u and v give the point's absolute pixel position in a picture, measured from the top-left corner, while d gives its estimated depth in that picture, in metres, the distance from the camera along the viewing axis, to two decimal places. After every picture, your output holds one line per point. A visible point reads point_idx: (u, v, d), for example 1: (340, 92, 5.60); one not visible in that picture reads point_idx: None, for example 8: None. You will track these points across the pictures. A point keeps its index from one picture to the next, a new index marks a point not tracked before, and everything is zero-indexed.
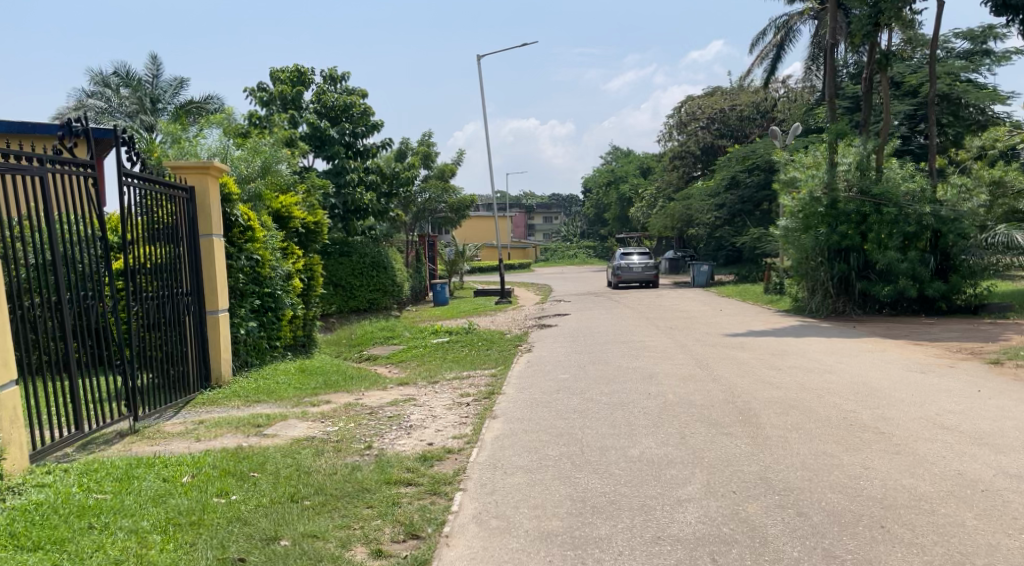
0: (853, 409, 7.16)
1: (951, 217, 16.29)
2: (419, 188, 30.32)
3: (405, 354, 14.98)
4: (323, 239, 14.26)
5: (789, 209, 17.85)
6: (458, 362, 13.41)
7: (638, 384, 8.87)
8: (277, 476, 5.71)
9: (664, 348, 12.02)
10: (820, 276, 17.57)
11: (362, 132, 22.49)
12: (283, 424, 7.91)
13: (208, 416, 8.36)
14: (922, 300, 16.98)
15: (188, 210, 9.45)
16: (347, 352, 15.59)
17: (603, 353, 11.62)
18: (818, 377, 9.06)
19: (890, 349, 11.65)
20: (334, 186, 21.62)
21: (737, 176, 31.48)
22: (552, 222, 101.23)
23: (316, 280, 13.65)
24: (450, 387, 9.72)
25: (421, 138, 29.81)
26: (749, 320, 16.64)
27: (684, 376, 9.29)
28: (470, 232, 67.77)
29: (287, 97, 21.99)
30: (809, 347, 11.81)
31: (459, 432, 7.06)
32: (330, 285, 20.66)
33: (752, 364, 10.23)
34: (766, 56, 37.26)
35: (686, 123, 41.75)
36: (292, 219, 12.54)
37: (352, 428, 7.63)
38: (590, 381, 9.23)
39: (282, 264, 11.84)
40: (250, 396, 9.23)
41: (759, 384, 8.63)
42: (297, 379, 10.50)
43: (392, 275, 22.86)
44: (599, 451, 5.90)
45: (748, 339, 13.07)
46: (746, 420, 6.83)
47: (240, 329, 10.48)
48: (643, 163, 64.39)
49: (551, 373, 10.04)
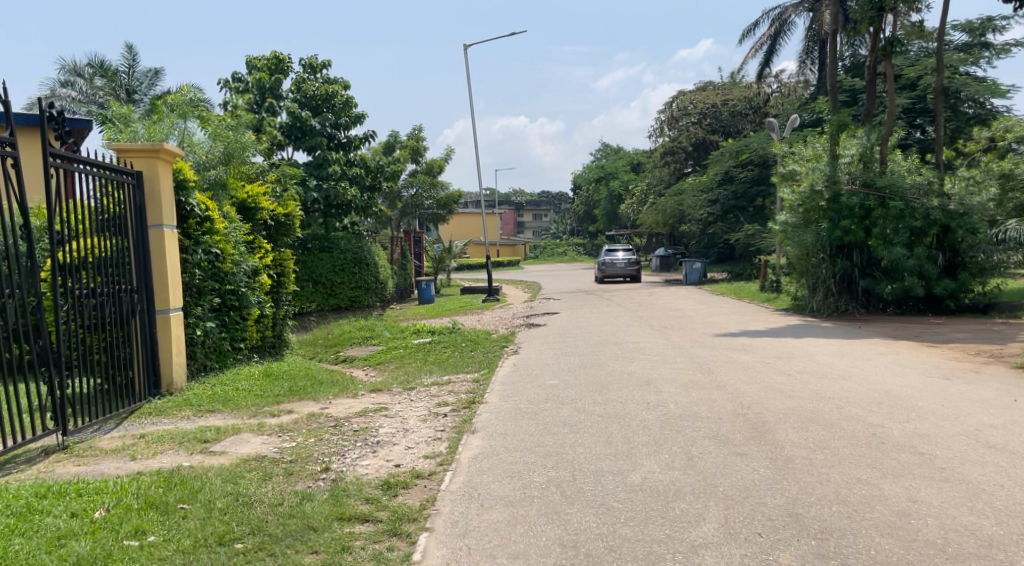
0: (882, 422, 6.31)
1: (960, 212, 15.50)
2: (405, 182, 29.26)
3: (384, 355, 14.06)
4: (296, 233, 13.29)
5: (789, 203, 17.12)
6: (439, 365, 12.49)
7: (634, 391, 8.00)
8: (209, 510, 4.78)
9: (661, 350, 11.16)
10: (821, 274, 16.76)
11: (345, 123, 21.56)
12: (234, 440, 6.99)
13: (151, 429, 7.41)
14: (928, 299, 16.19)
15: (136, 198, 8.47)
16: (322, 354, 14.65)
17: (595, 356, 10.75)
18: (834, 385, 8.21)
19: (905, 351, 10.81)
20: (314, 179, 20.58)
21: (730, 171, 30.86)
22: (542, 220, 100.35)
23: (287, 277, 12.67)
24: (428, 395, 8.80)
25: (410, 132, 28.62)
26: (747, 319, 15.83)
27: (685, 382, 8.43)
28: (458, 229, 66.83)
29: (265, 86, 20.92)
30: (818, 350, 10.96)
31: (432, 451, 6.15)
32: (309, 281, 19.72)
33: (758, 369, 9.38)
34: (760, 49, 36.49)
35: (677, 118, 40.95)
36: (260, 210, 11.58)
37: (311, 444, 6.70)
38: (581, 388, 8.35)
39: (247, 259, 10.89)
40: (203, 406, 8.28)
41: (769, 392, 7.77)
42: (259, 384, 9.56)
43: (375, 272, 21.91)
44: (595, 477, 5.01)
45: (749, 340, 12.23)
46: (762, 436, 5.97)
47: (196, 330, 9.54)
48: (633, 159, 63.54)
49: (538, 379, 9.14)
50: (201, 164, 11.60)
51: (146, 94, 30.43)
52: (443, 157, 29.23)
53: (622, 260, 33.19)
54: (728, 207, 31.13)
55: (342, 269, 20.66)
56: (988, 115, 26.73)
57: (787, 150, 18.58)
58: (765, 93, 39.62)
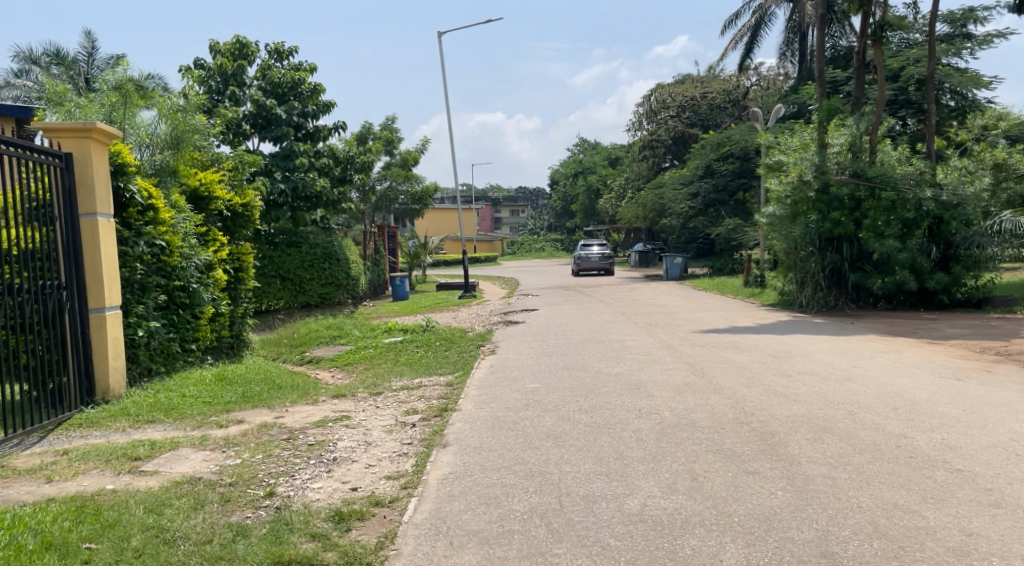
0: (905, 432, 5.59)
1: (953, 202, 14.92)
2: (379, 176, 28.32)
3: (352, 356, 13.19)
4: (256, 224, 12.38)
5: (776, 195, 16.48)
6: (410, 367, 11.65)
7: (623, 396, 7.24)
8: (119, 551, 3.95)
9: (647, 350, 10.42)
10: (811, 267, 16.15)
11: (313, 111, 20.57)
12: (171, 457, 6.13)
13: (78, 444, 6.52)
14: (920, 294, 15.65)
15: (65, 181, 7.56)
16: (287, 354, 13.76)
17: (577, 357, 9.99)
18: (841, 387, 7.50)
19: (907, 349, 10.14)
20: (281, 171, 19.40)
21: (711, 165, 30.63)
22: (520, 215, 99.41)
23: (246, 272, 11.79)
24: (395, 401, 7.98)
25: (383, 123, 27.70)
26: (735, 315, 15.15)
27: (679, 386, 7.68)
28: (434, 225, 65.87)
29: (228, 72, 19.91)
30: (814, 348, 10.27)
31: (395, 471, 5.34)
32: (276, 278, 19.20)
33: (755, 370, 8.66)
34: (739, 40, 35.94)
35: (656, 112, 40.45)
36: (214, 199, 10.70)
37: (257, 461, 5.86)
38: (565, 393, 7.57)
39: (199, 253, 10.05)
40: (142, 416, 7.40)
41: (772, 396, 7.04)
42: (210, 390, 8.68)
43: (347, 268, 21.12)
44: (586, 505, 4.24)
45: (740, 337, 11.52)
46: (773, 450, 5.22)
47: (138, 331, 8.65)
48: (611, 153, 62.86)
49: (517, 383, 8.35)
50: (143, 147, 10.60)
51: (93, 75, 28.35)
52: (418, 149, 28.25)
53: (597, 254, 33.50)
54: (709, 201, 30.36)
55: (312, 265, 19.96)
56: (970, 106, 26.26)
57: (773, 140, 17.94)
58: (744, 86, 39.11)
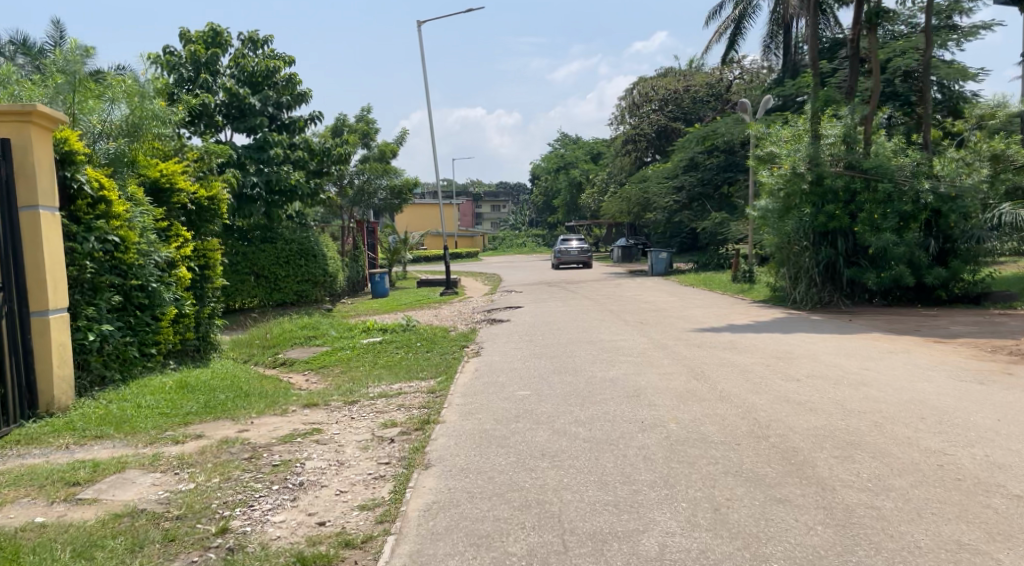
0: (944, 448, 5.00)
1: (952, 195, 14.35)
2: (356, 169, 27.41)
3: (328, 358, 12.48)
4: (223, 218, 11.60)
5: (769, 187, 15.90)
6: (390, 370, 10.96)
7: (623, 406, 6.62)
8: None
9: (642, 351, 9.82)
10: (804, 262, 15.59)
11: (288, 102, 19.74)
12: (116, 480, 5.41)
13: (11, 466, 5.77)
14: (917, 289, 15.19)
15: (1, 170, 6.78)
16: (258, 357, 13.01)
17: (569, 359, 9.36)
18: (857, 393, 6.92)
19: (916, 349, 9.59)
20: (255, 164, 18.41)
21: (695, 158, 29.92)
22: (501, 211, 98.49)
23: (213, 270, 11.02)
24: (373, 412, 7.29)
25: (360, 114, 26.86)
26: (728, 313, 14.57)
27: (681, 393, 7.06)
28: (415, 220, 64.85)
29: (200, 60, 19.06)
30: (817, 348, 9.70)
31: (369, 500, 4.65)
32: (249, 275, 18.53)
33: (760, 373, 8.07)
34: (724, 33, 35.44)
35: (640, 105, 39.94)
36: (176, 190, 9.98)
37: (213, 486, 5.16)
38: (558, 402, 6.92)
39: (159, 250, 9.31)
40: (89, 431, 6.65)
41: (785, 404, 6.45)
42: (170, 399, 7.94)
43: (324, 264, 20.41)
44: (594, 548, 3.61)
45: (738, 337, 10.93)
46: (800, 471, 4.61)
47: (88, 336, 7.90)
48: (593, 148, 62.29)
49: (505, 390, 7.69)
50: (94, 133, 9.79)
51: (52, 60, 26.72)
52: (396, 141, 27.44)
53: (576, 248, 34.85)
54: (695, 194, 30.05)
55: (287, 261, 19.35)
56: (956, 100, 25.85)
57: (763, 131, 17.40)
58: (728, 79, 38.55)
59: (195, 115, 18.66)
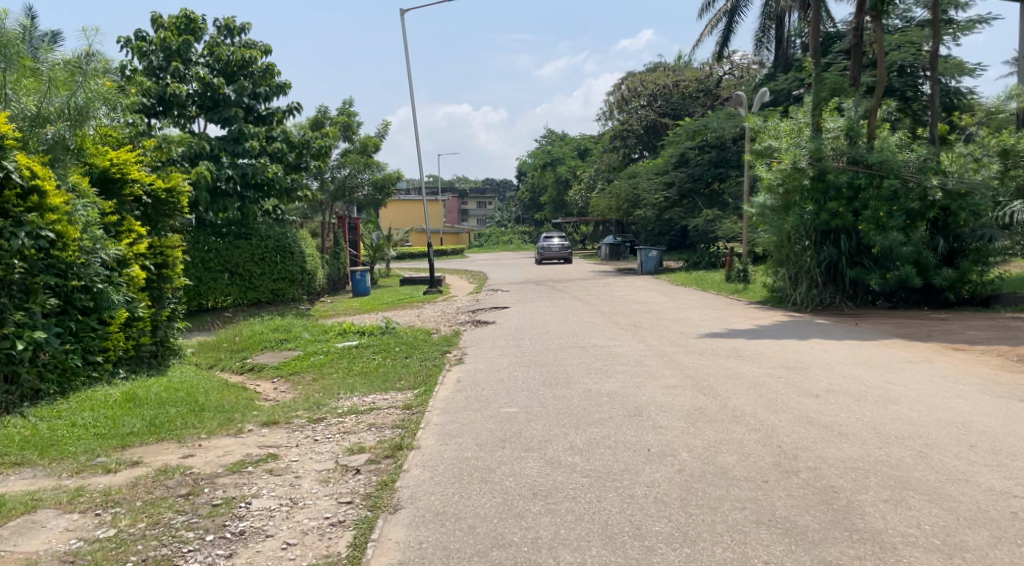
0: (1011, 489, 4.22)
1: (961, 192, 13.72)
2: (337, 163, 26.42)
3: (301, 363, 11.58)
4: (184, 212, 10.62)
5: (767, 183, 15.18)
6: (365, 378, 10.09)
7: (623, 429, 5.80)
8: None
9: (640, 360, 9.01)
10: (805, 263, 14.84)
11: (265, 93, 18.73)
12: (21, 525, 4.52)
13: None
14: (924, 291, 14.49)
15: None
16: (225, 362, 12.11)
17: (560, 368, 8.54)
18: (888, 413, 6.13)
19: (936, 357, 8.84)
20: (229, 156, 17.43)
21: (686, 153, 29.13)
22: (486, 208, 97.23)
23: (173, 268, 10.08)
24: (339, 433, 6.42)
25: (341, 106, 25.85)
26: (727, 315, 13.77)
27: (688, 412, 6.24)
28: (398, 217, 63.68)
29: (171, 47, 17.99)
30: (830, 357, 8.92)
31: (323, 558, 3.80)
32: (223, 272, 17.66)
33: (773, 386, 7.29)
34: (714, 27, 34.72)
35: (628, 100, 39.12)
36: (128, 181, 9.26)
37: (134, 535, 4.27)
38: (550, 423, 6.08)
39: (105, 248, 8.40)
40: (7, 458, 5.75)
41: (810, 427, 5.66)
42: (111, 416, 7.04)
43: (302, 261, 19.58)
44: None
45: (741, 343, 10.14)
46: (848, 521, 3.82)
47: (18, 345, 7.00)
48: (580, 144, 61.49)
49: (490, 407, 6.84)
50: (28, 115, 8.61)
51: None
52: (378, 134, 26.48)
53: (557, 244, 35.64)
54: (685, 190, 29.21)
55: (263, 258, 18.49)
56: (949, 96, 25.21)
57: (761, 124, 16.65)
58: (718, 75, 37.71)
59: (165, 104, 17.64)
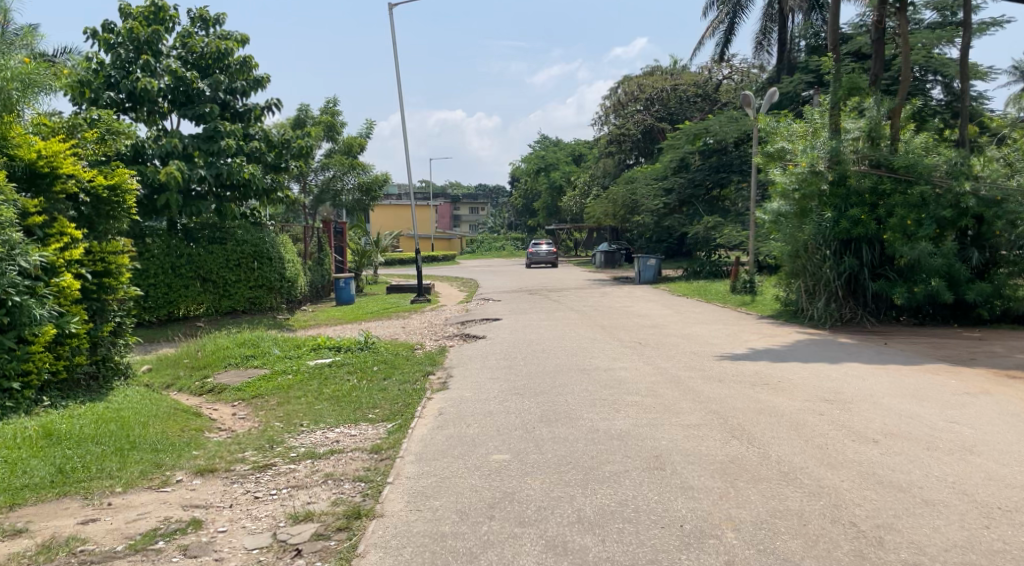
0: None
1: (997, 198, 12.55)
2: (320, 164, 25.31)
3: (265, 385, 10.26)
4: (133, 214, 9.30)
5: (781, 187, 14.01)
6: (335, 404, 8.78)
7: (645, 491, 4.57)
8: None
9: (653, 388, 7.78)
10: (823, 274, 13.63)
11: (241, 88, 17.32)
12: None
13: None
14: (954, 307, 13.32)
15: None
16: (182, 381, 10.80)
17: (560, 398, 7.30)
18: (971, 467, 4.94)
19: (997, 388, 7.59)
20: (202, 155, 16.04)
21: (686, 158, 27.90)
22: (479, 213, 95.61)
23: (122, 276, 8.81)
24: (286, 488, 5.15)
25: (324, 105, 24.57)
26: (739, 332, 12.56)
27: (724, 464, 5.03)
28: (388, 222, 62.28)
29: (140, 39, 16.49)
30: (872, 387, 7.66)
31: None
32: (195, 279, 16.31)
33: (817, 425, 6.08)
34: (714, 29, 33.73)
35: (625, 105, 38.08)
36: (60, 176, 8.13)
37: None
38: (550, 479, 4.83)
39: (25, 254, 7.24)
40: None
41: (884, 491, 4.44)
42: (12, 459, 5.74)
43: (281, 268, 18.06)
44: None
45: (764, 366, 8.90)
46: None
47: None
48: (574, 149, 60.36)
49: (475, 453, 5.58)
50: None
51: None
52: (364, 134, 25.25)
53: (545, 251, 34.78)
54: (685, 196, 27.90)
55: (238, 264, 17.12)
56: (958, 99, 24.17)
57: (772, 125, 15.49)
58: (716, 79, 36.45)
59: (134, 100, 16.24)
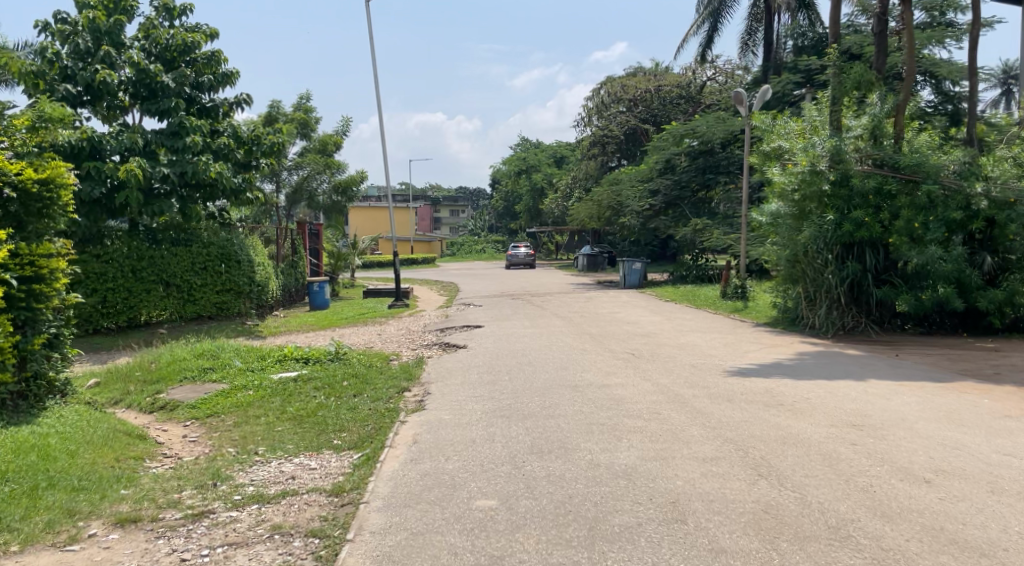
0: None
1: (1010, 200, 11.85)
2: (293, 162, 24.16)
3: (222, 402, 9.25)
4: (70, 212, 8.26)
5: (780, 188, 13.21)
6: (299, 424, 7.79)
7: (667, 555, 3.67)
8: None
9: (657, 410, 6.86)
10: (826, 280, 12.84)
11: (208, 82, 16.21)
12: None
13: None
14: (962, 315, 12.61)
15: None
16: (133, 397, 9.75)
17: (554, 425, 6.36)
18: None
19: None
20: (166, 151, 14.96)
21: (672, 159, 26.97)
22: (458, 216, 94.64)
23: (55, 280, 7.78)
24: (223, 546, 4.18)
25: (297, 101, 23.47)
26: (738, 342, 11.70)
27: (759, 514, 4.15)
28: (365, 223, 61.16)
29: (100, 29, 15.30)
30: (901, 408, 6.82)
31: None
32: (157, 283, 15.22)
33: (854, 459, 5.22)
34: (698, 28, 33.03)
35: (607, 106, 37.28)
36: None
37: None
38: (547, 537, 3.93)
39: None
40: None
41: (964, 556, 3.59)
42: None
43: (250, 271, 17.00)
44: None
45: (775, 384, 8.03)
46: None
47: None
48: (554, 152, 59.82)
49: (455, 498, 4.64)
50: None
51: None
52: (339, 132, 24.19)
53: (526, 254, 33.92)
54: (671, 198, 26.89)
55: (204, 268, 16.06)
56: (949, 102, 23.64)
57: (768, 123, 14.68)
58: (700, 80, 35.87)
59: (91, 91, 15.06)
